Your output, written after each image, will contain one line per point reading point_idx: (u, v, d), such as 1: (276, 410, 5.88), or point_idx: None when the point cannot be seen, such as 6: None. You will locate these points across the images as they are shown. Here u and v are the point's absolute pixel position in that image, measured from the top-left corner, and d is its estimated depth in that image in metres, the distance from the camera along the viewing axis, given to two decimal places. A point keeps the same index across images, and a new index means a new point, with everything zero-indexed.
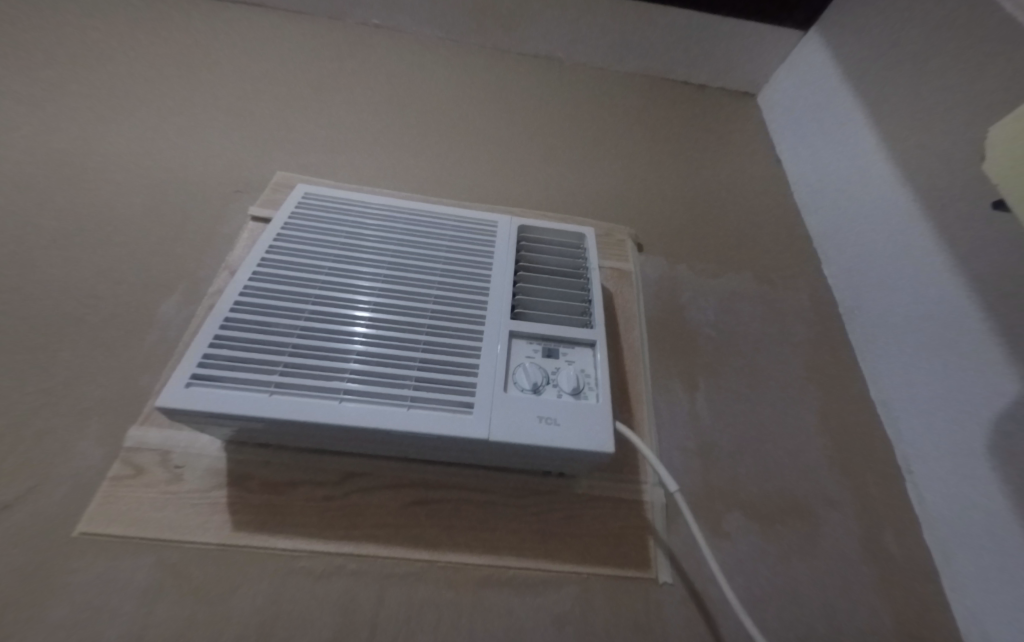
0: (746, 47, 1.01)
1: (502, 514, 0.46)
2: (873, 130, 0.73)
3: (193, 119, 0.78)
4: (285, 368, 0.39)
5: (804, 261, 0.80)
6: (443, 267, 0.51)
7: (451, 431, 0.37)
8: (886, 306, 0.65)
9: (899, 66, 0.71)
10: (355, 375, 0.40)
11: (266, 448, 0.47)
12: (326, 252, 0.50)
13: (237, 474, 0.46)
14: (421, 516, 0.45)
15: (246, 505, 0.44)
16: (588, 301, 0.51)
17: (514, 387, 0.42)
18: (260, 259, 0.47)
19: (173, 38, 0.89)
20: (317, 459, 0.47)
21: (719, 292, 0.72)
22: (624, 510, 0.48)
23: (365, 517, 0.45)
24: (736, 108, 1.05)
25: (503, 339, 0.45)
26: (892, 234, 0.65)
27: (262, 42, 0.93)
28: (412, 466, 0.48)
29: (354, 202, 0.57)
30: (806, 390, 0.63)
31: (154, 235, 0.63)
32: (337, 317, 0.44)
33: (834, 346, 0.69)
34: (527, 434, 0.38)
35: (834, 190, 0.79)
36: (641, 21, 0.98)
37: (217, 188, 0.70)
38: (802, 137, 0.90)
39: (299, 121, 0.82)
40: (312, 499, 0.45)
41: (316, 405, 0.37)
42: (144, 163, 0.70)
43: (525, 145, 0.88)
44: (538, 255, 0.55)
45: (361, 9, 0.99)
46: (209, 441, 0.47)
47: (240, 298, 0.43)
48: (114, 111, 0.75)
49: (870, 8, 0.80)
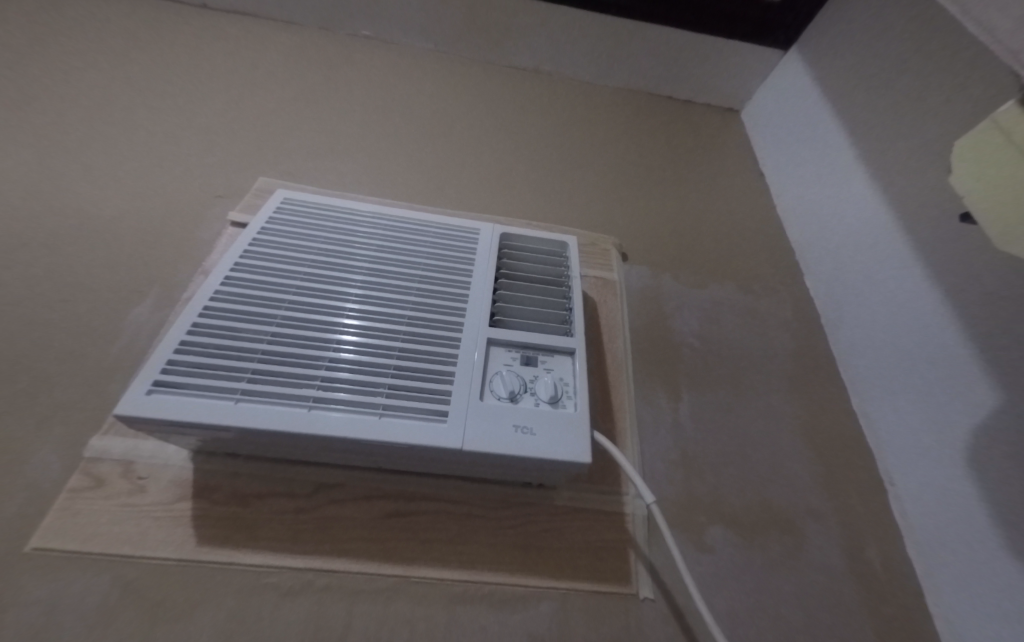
0: (729, 65, 1.03)
1: (479, 526, 0.45)
2: (850, 145, 0.75)
3: (177, 124, 0.78)
4: (253, 375, 0.38)
5: (786, 272, 0.81)
6: (422, 274, 0.50)
7: (424, 440, 0.36)
8: (866, 318, 0.65)
9: (874, 84, 0.73)
10: (326, 382, 0.39)
11: (236, 458, 0.46)
12: (302, 257, 0.49)
13: (204, 486, 0.44)
14: (396, 529, 0.44)
15: (212, 517, 0.42)
16: (568, 309, 0.51)
17: (490, 395, 0.41)
18: (233, 264, 0.46)
19: (159, 44, 0.89)
20: (289, 469, 0.46)
21: (702, 302, 0.73)
22: (604, 523, 0.47)
23: (337, 530, 0.43)
24: (719, 123, 1.07)
25: (481, 346, 0.44)
26: (871, 247, 0.66)
27: (251, 50, 0.94)
28: (387, 477, 0.47)
29: (334, 208, 0.56)
30: (788, 400, 0.63)
31: (130, 239, 0.61)
32: (311, 323, 0.43)
33: (815, 357, 0.69)
34: (502, 443, 0.38)
35: (814, 203, 0.81)
36: (627, 37, 1.01)
37: (199, 193, 0.70)
38: (784, 152, 0.92)
39: (285, 128, 0.82)
40: (283, 511, 0.44)
41: (283, 413, 0.36)
42: (124, 167, 0.69)
43: (512, 156, 0.89)
44: (520, 262, 0.55)
45: (351, 21, 1.00)
46: (176, 450, 0.46)
47: (210, 303, 0.42)
48: (95, 116, 0.75)
49: (846, 29, 0.82)
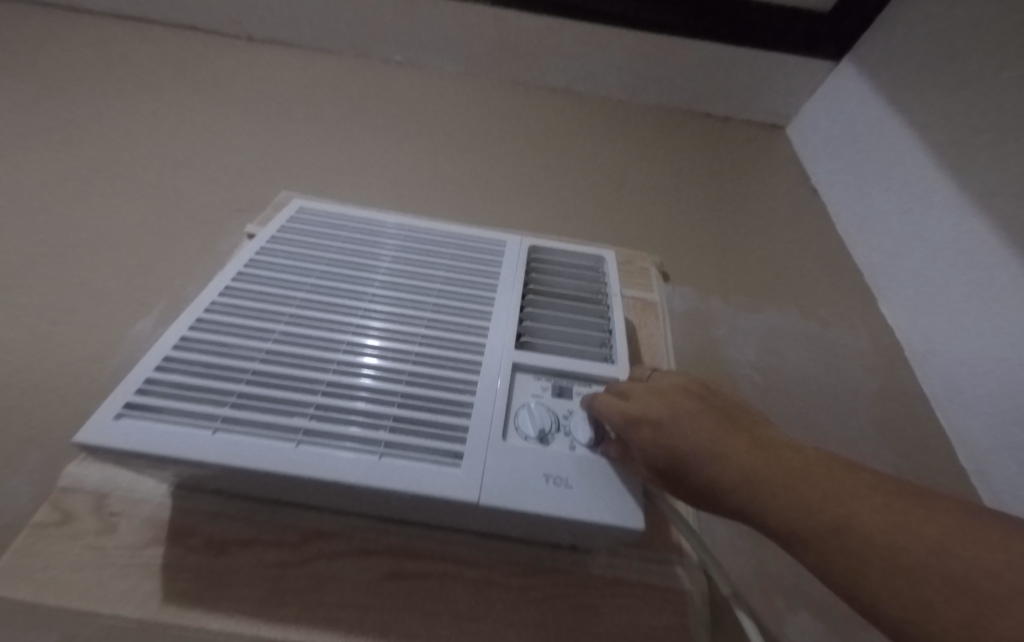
0: (775, 80, 0.97)
1: (497, 597, 0.37)
2: (931, 158, 0.67)
3: (210, 144, 0.78)
4: (238, 399, 0.32)
5: (854, 298, 0.71)
6: (441, 288, 0.45)
7: (434, 490, 0.29)
8: (970, 356, 0.55)
9: (962, 92, 0.65)
10: (321, 410, 0.32)
11: (220, 496, 0.40)
12: (310, 268, 0.44)
13: (181, 528, 0.38)
14: (396, 596, 0.36)
15: (185, 568, 0.36)
16: (609, 332, 0.43)
17: (516, 435, 0.33)
18: (234, 274, 0.42)
19: (200, 72, 0.92)
20: (277, 512, 0.39)
21: (758, 329, 0.64)
22: (655, 601, 0.38)
23: (327, 593, 0.36)
24: (765, 140, 1.00)
25: (506, 373, 0.37)
26: (971, 270, 0.57)
27: (287, 76, 0.96)
28: (390, 528, 0.39)
29: (350, 218, 0.52)
30: (874, 448, 0.53)
31: (148, 254, 0.60)
32: (311, 341, 0.37)
33: (903, 397, 0.59)
34: (530, 498, 0.30)
35: (885, 222, 0.72)
36: (663, 52, 0.96)
37: (223, 208, 0.68)
38: (842, 167, 0.84)
39: (314, 147, 0.82)
40: (266, 565, 0.37)
41: (266, 448, 0.30)
42: (153, 186, 0.69)
43: (543, 173, 0.85)
44: (551, 278, 0.49)
45: (384, 47, 1.01)
46: (155, 483, 0.40)
47: (203, 316, 0.38)
48: (133, 138, 0.77)
49: (914, 35, 0.75)
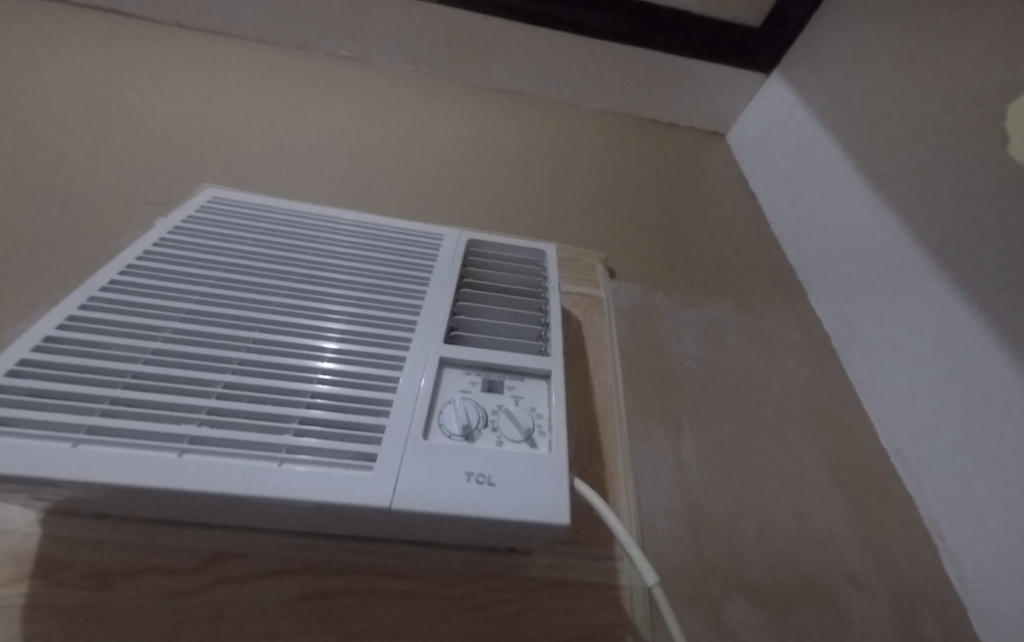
0: (714, 88, 1.02)
1: (426, 610, 0.34)
2: (850, 160, 0.71)
3: (126, 133, 0.72)
4: (111, 405, 0.28)
5: (788, 293, 0.75)
6: (367, 281, 0.42)
7: (340, 496, 0.26)
8: (887, 342, 0.59)
9: (871, 101, 0.70)
10: (214, 415, 0.28)
11: (106, 519, 0.34)
12: (218, 260, 0.40)
13: (52, 560, 0.32)
14: (312, 618, 0.32)
15: (50, 607, 0.30)
16: (544, 324, 0.42)
17: (438, 433, 0.31)
18: (126, 266, 0.38)
19: (117, 57, 0.85)
20: (176, 533, 0.34)
21: (699, 323, 0.66)
22: (594, 600, 0.36)
23: (229, 621, 0.31)
24: (706, 146, 1.05)
25: (430, 370, 0.35)
26: (885, 262, 0.61)
27: (219, 66, 0.89)
28: (310, 542, 0.36)
29: (271, 208, 0.49)
30: (806, 434, 0.55)
31: (37, 250, 0.53)
32: (210, 338, 0.33)
33: (832, 385, 0.62)
34: (448, 501, 0.27)
35: (813, 221, 0.77)
36: (608, 57, 0.99)
37: (136, 201, 0.62)
38: (775, 171, 0.89)
39: (246, 139, 0.77)
40: (156, 595, 0.32)
41: (140, 459, 0.25)
42: (52, 176, 0.62)
43: (491, 171, 0.84)
44: (487, 271, 0.47)
45: (328, 41, 0.97)
46: (22, 510, 0.34)
47: (80, 314, 0.33)
48: (30, 123, 0.68)
49: (831, 49, 0.81)
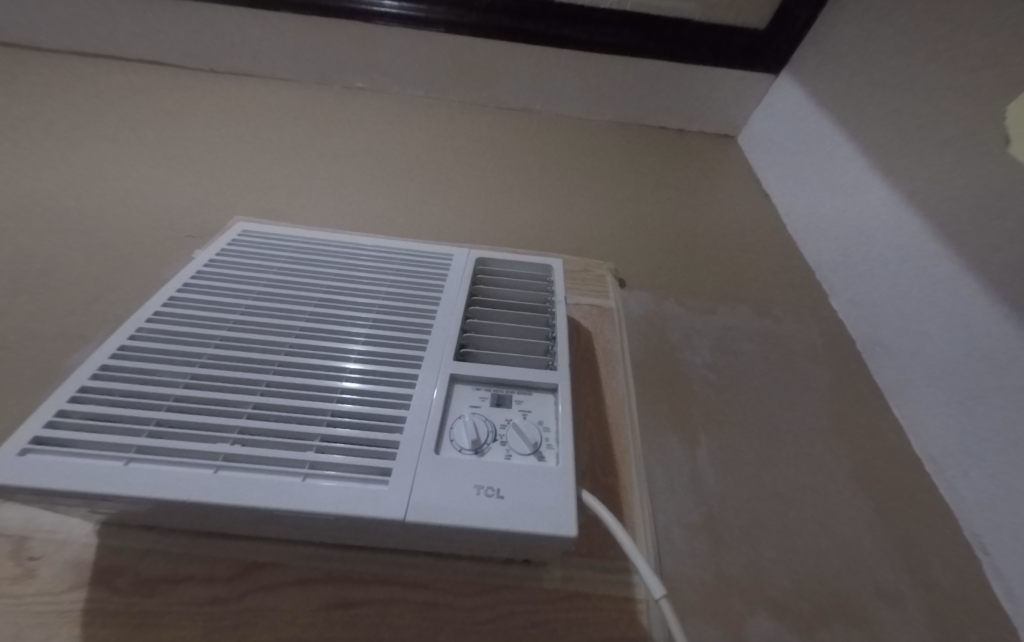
0: (724, 92, 1.02)
1: (443, 621, 0.35)
2: (866, 157, 0.70)
3: (167, 173, 0.79)
4: (156, 427, 0.31)
5: (808, 295, 0.73)
6: (382, 303, 0.45)
7: (357, 509, 0.28)
8: (914, 343, 0.57)
9: (883, 96, 0.69)
10: (245, 434, 0.31)
11: (153, 531, 0.38)
12: (246, 290, 0.44)
13: (107, 569, 0.35)
14: (336, 627, 0.34)
15: (105, 611, 0.33)
16: (552, 338, 0.43)
17: (449, 447, 0.33)
18: (168, 298, 0.41)
19: (158, 103, 0.93)
20: (213, 544, 0.37)
21: (714, 330, 0.65)
22: (609, 612, 0.37)
23: (262, 628, 0.33)
24: (718, 149, 1.04)
25: (442, 386, 0.37)
26: (907, 259, 0.59)
27: (247, 105, 0.97)
28: (335, 553, 0.38)
29: (295, 238, 0.52)
30: (829, 441, 0.54)
31: (92, 284, 0.59)
32: (240, 363, 0.36)
33: (856, 389, 0.60)
34: (459, 514, 0.28)
35: (830, 221, 0.75)
36: (614, 69, 1.00)
37: (176, 236, 0.68)
38: (791, 171, 0.88)
39: (272, 171, 0.82)
40: (197, 603, 0.34)
41: (181, 476, 0.28)
42: (105, 216, 0.69)
43: (501, 187, 0.86)
44: (496, 288, 0.49)
45: (345, 74, 1.04)
46: (81, 522, 0.38)
47: (129, 344, 0.37)
48: (86, 168, 0.76)
49: (842, 45, 0.80)
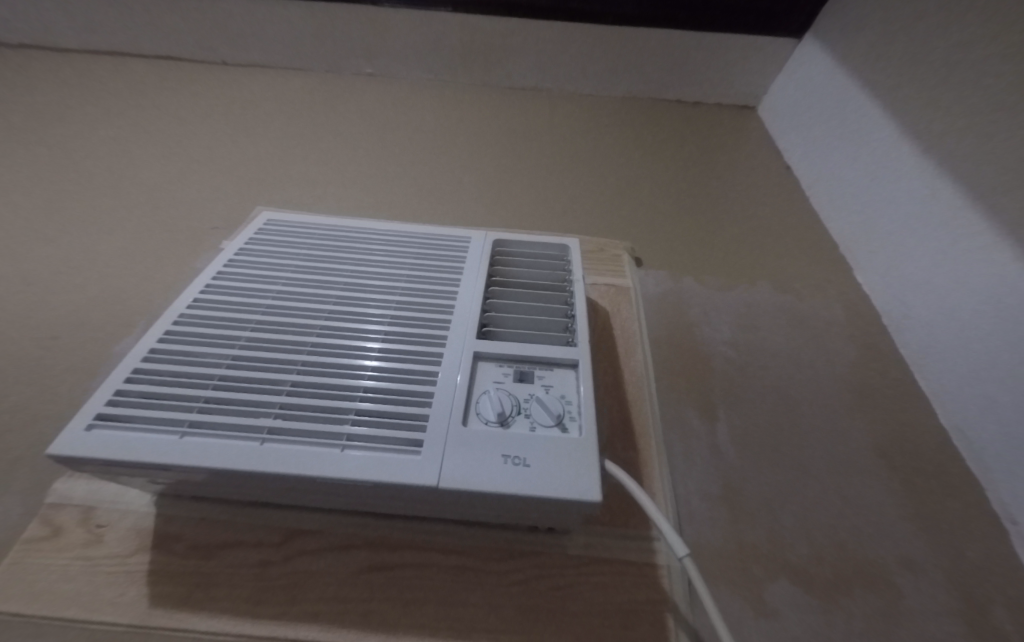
0: (743, 61, 0.98)
1: (474, 583, 0.37)
2: (893, 122, 0.67)
3: (189, 166, 0.81)
4: (205, 404, 0.33)
5: (831, 269, 0.72)
6: (404, 285, 0.46)
7: (392, 476, 0.29)
8: (941, 314, 0.56)
9: (911, 56, 0.66)
10: (285, 410, 0.33)
11: (205, 502, 0.41)
12: (276, 276, 0.46)
13: (165, 535, 0.39)
14: (375, 587, 0.36)
15: (167, 572, 0.36)
16: (571, 316, 0.44)
17: (476, 420, 0.34)
18: (203, 287, 0.44)
19: (176, 98, 0.95)
20: (259, 513, 0.40)
21: (732, 306, 0.65)
22: (631, 576, 0.38)
23: (308, 587, 0.36)
24: (737, 122, 1.01)
25: (466, 363, 0.38)
26: (934, 228, 0.58)
27: (260, 96, 0.98)
28: (371, 521, 0.40)
29: (317, 226, 0.54)
30: (852, 415, 0.54)
31: (129, 275, 0.62)
32: (276, 344, 0.38)
33: (880, 363, 0.59)
34: (488, 481, 0.30)
35: (854, 191, 0.73)
36: (627, 42, 0.98)
37: (203, 227, 0.71)
38: (814, 141, 0.85)
39: (289, 161, 0.84)
40: (248, 565, 0.37)
41: (230, 447, 0.30)
42: (136, 210, 0.72)
43: (513, 169, 0.86)
44: (514, 269, 0.50)
45: (355, 61, 1.04)
46: (139, 494, 0.41)
47: (172, 329, 0.39)
48: (114, 165, 0.79)
49: (869, 5, 0.77)
